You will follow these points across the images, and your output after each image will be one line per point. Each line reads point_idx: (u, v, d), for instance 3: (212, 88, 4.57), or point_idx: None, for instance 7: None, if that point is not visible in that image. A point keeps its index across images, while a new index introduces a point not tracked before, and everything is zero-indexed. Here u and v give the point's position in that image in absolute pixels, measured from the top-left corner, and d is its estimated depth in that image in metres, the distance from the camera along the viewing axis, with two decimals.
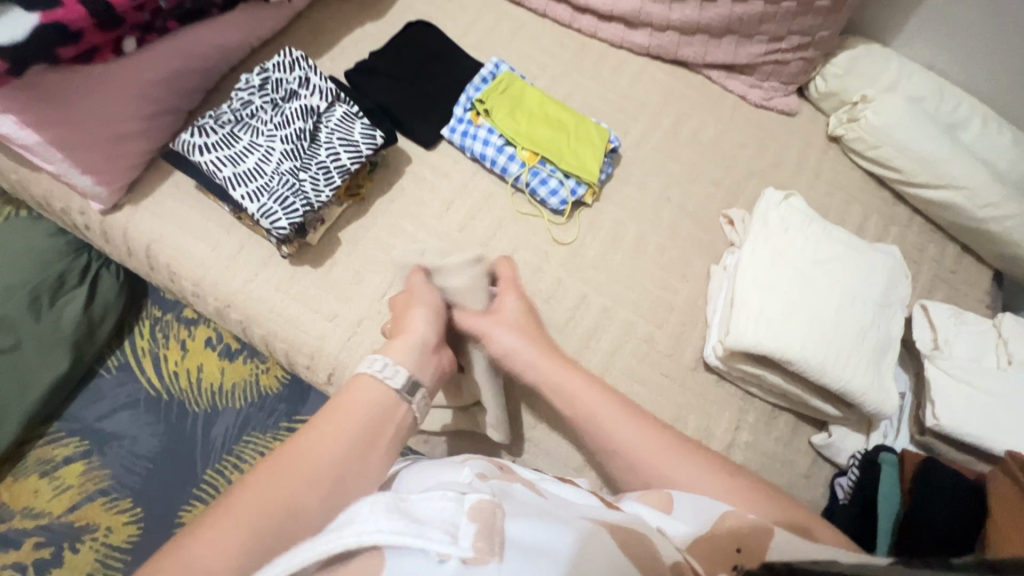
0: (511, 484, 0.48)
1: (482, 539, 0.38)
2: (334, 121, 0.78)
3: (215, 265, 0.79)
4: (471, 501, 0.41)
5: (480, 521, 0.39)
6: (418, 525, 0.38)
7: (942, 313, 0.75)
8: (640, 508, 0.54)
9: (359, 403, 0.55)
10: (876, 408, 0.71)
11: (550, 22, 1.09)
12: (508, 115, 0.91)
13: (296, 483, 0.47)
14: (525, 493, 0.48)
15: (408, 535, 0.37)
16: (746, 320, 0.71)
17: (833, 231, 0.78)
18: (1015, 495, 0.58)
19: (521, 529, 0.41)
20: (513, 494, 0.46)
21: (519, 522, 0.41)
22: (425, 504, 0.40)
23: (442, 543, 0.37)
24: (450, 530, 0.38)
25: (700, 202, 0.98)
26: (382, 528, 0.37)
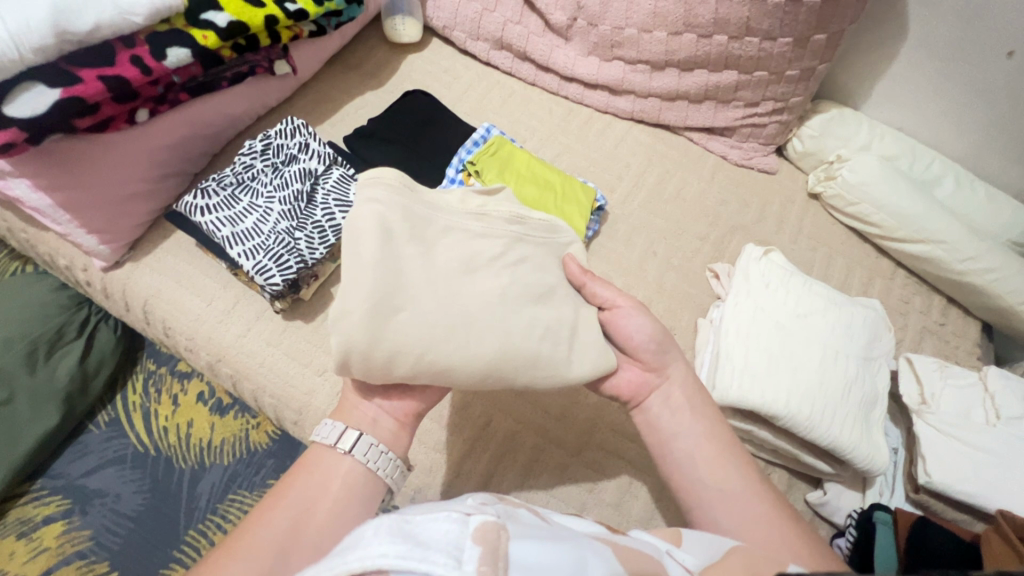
0: (517, 510, 0.45)
1: (486, 562, 0.36)
2: (331, 182, 0.83)
3: (209, 319, 0.81)
4: (476, 522, 0.38)
5: (485, 544, 0.37)
6: (422, 548, 0.36)
7: (927, 366, 0.75)
8: (649, 536, 0.51)
9: (325, 474, 0.60)
10: (868, 464, 0.70)
11: (539, 89, 1.16)
12: (497, 175, 0.95)
13: (242, 554, 0.52)
14: (533, 519, 0.45)
15: (411, 559, 0.35)
16: (730, 373, 0.71)
17: (813, 285, 0.79)
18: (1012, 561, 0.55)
19: (528, 554, 0.38)
20: (517, 516, 0.44)
21: (525, 545, 0.39)
22: (428, 525, 0.38)
23: (446, 566, 0.35)
24: (455, 553, 0.36)
25: (685, 257, 1.01)
26: (386, 552, 0.35)
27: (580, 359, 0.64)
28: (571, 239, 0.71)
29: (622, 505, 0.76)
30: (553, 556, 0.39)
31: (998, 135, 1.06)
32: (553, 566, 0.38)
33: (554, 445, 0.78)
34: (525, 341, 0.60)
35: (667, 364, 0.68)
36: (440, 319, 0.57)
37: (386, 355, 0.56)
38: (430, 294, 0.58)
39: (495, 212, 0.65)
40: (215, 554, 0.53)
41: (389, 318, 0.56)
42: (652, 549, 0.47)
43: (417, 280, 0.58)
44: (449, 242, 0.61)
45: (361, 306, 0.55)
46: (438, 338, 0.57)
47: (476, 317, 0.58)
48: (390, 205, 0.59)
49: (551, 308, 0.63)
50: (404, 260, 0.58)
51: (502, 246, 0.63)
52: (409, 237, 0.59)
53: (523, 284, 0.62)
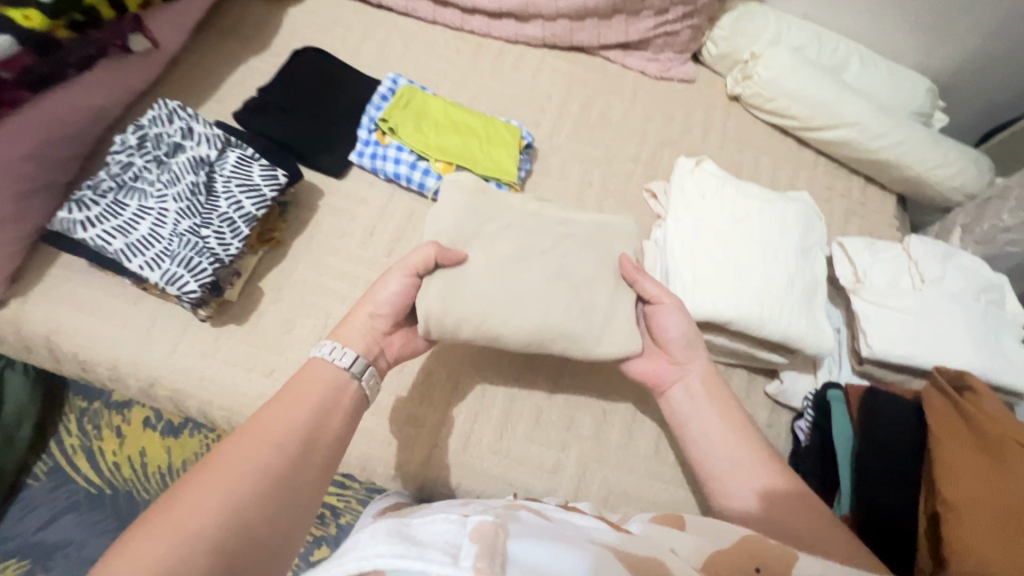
0: (518, 512, 0.47)
1: (482, 558, 0.37)
2: (230, 167, 0.73)
3: (129, 342, 0.73)
4: (474, 522, 0.40)
5: (481, 542, 0.38)
6: (420, 547, 0.38)
7: (857, 247, 0.78)
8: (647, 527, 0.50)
9: (318, 384, 0.57)
10: (817, 349, 0.73)
11: (441, 28, 1.08)
12: (415, 130, 0.88)
13: (255, 453, 0.49)
14: (535, 520, 0.46)
15: (409, 558, 0.37)
16: (681, 289, 0.72)
17: (746, 188, 0.80)
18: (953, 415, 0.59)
19: (524, 550, 0.39)
20: (518, 518, 0.45)
21: (523, 543, 0.40)
22: (429, 528, 0.40)
23: (442, 563, 0.37)
24: (452, 552, 0.38)
25: (621, 182, 1.00)
26: (385, 551, 0.38)
27: (607, 323, 0.67)
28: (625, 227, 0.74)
29: (601, 435, 0.77)
30: (548, 553, 0.39)
31: (893, 8, 1.09)
32: (548, 558, 0.39)
33: (527, 393, 0.78)
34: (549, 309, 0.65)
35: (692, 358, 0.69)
36: (491, 295, 0.64)
37: (454, 322, 0.63)
38: (492, 277, 0.65)
39: (548, 217, 0.71)
40: (223, 454, 0.48)
41: (456, 296, 0.63)
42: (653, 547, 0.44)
43: (483, 268, 0.66)
44: (507, 237, 0.68)
45: (439, 281, 0.64)
46: (491, 313, 0.64)
47: (520, 293, 0.65)
48: (463, 204, 0.68)
49: (579, 275, 0.68)
50: (473, 252, 0.67)
51: (551, 242, 0.69)
52: (476, 232, 0.68)
53: (565, 274, 0.67)
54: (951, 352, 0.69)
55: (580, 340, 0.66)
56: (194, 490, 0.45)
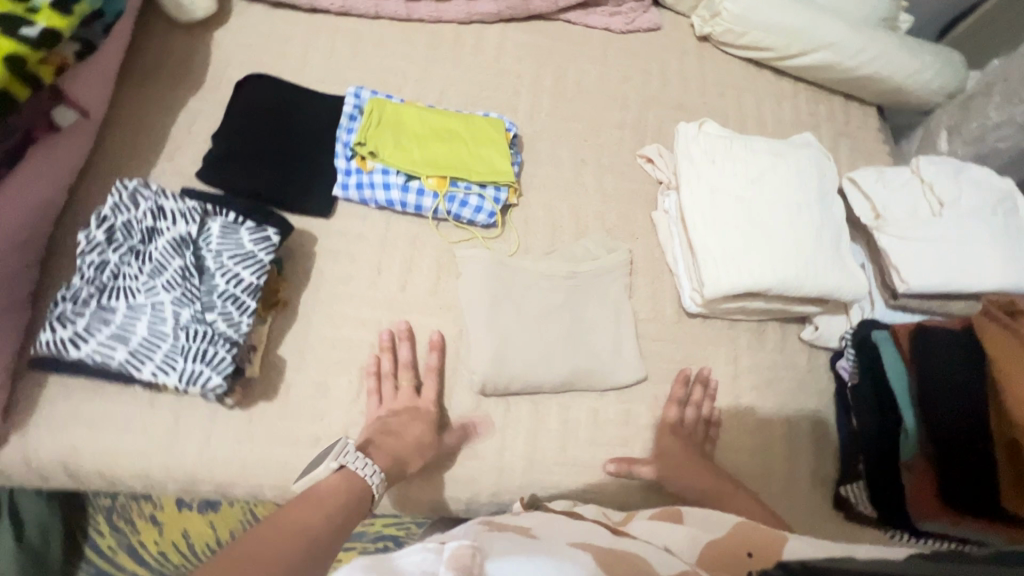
0: (490, 539, 0.49)
1: None
2: (216, 240, 0.67)
3: (155, 448, 0.67)
4: (451, 548, 0.40)
5: (462, 567, 0.39)
6: None
7: (870, 181, 0.78)
8: (647, 527, 0.57)
9: (337, 493, 0.57)
10: (857, 295, 0.73)
11: (388, 22, 0.99)
12: (396, 148, 0.81)
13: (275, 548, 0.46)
14: (509, 542, 0.48)
15: None
16: (713, 265, 0.71)
17: (753, 144, 0.78)
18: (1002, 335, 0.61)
19: (504, 568, 0.41)
20: (492, 544, 0.47)
21: (502, 564, 0.41)
22: (403, 559, 0.39)
23: None
24: None
25: (614, 153, 0.96)
26: None
27: (619, 348, 0.78)
28: (619, 261, 0.84)
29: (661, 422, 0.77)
30: (530, 568, 0.41)
31: None
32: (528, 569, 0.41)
33: (580, 398, 0.76)
34: (572, 357, 0.75)
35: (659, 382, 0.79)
36: (528, 347, 0.75)
37: (505, 376, 0.73)
38: (525, 332, 0.75)
39: (554, 268, 0.79)
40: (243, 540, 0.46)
41: (502, 355, 0.73)
42: (646, 545, 0.50)
43: (515, 326, 0.75)
44: (529, 293, 0.78)
45: (485, 346, 0.73)
46: (531, 363, 0.74)
47: (550, 340, 0.76)
48: (485, 271, 0.77)
49: (588, 312, 0.79)
50: (503, 314, 0.76)
51: (560, 291, 0.79)
52: (503, 293, 0.76)
53: (577, 315, 0.78)
54: (981, 273, 0.70)
55: (603, 366, 0.76)
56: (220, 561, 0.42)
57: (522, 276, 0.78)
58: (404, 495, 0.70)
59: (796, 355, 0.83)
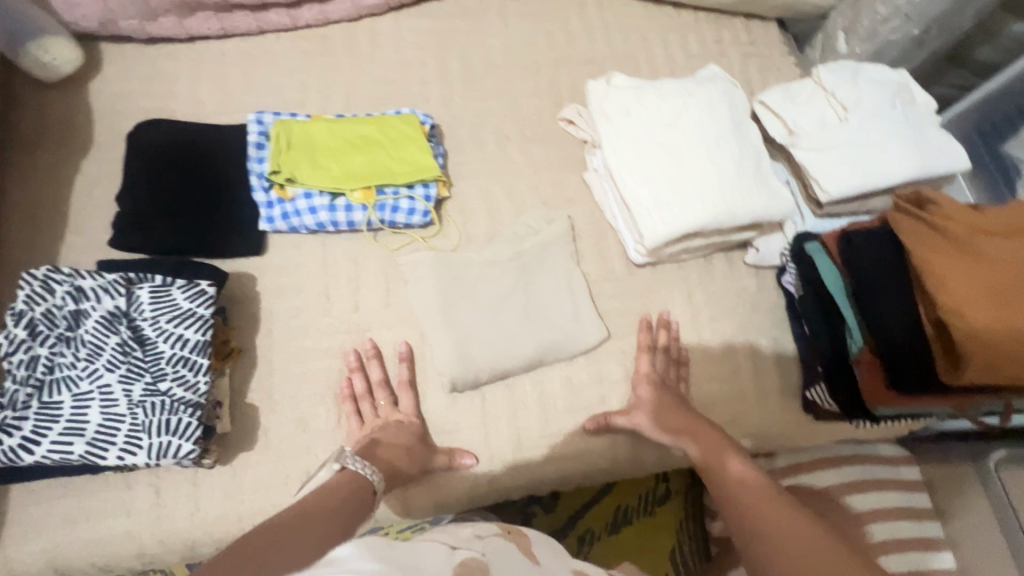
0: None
1: None
2: (147, 307, 0.64)
3: (144, 525, 0.66)
4: None
5: None
6: None
7: (779, 101, 0.80)
8: None
9: (345, 490, 0.57)
10: (786, 213, 0.76)
11: (275, 34, 0.94)
12: (312, 168, 0.79)
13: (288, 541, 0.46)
14: None
15: None
16: (648, 216, 0.73)
17: (663, 88, 0.79)
18: (929, 232, 0.61)
19: None
20: None
21: None
22: None
23: None
24: None
25: (536, 122, 0.96)
26: None
27: (579, 314, 0.80)
28: (560, 230, 0.85)
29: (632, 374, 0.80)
30: None
31: None
32: None
33: (552, 370, 0.78)
34: (534, 334, 0.77)
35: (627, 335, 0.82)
36: (490, 335, 0.76)
37: (473, 369, 0.74)
38: (484, 321, 0.77)
39: (498, 253, 0.80)
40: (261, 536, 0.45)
41: (466, 349, 0.75)
42: None
43: (472, 318, 0.76)
44: (479, 282, 0.78)
45: (447, 345, 0.74)
46: (495, 351, 0.75)
47: (510, 323, 0.77)
48: (431, 271, 0.77)
49: (541, 287, 0.80)
50: (458, 310, 0.76)
51: (509, 272, 0.80)
52: (454, 288, 0.77)
53: (530, 292, 0.80)
54: (892, 168, 0.74)
55: (566, 335, 0.78)
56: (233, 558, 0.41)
57: (470, 267, 0.79)
58: (406, 502, 0.72)
59: (744, 280, 0.87)
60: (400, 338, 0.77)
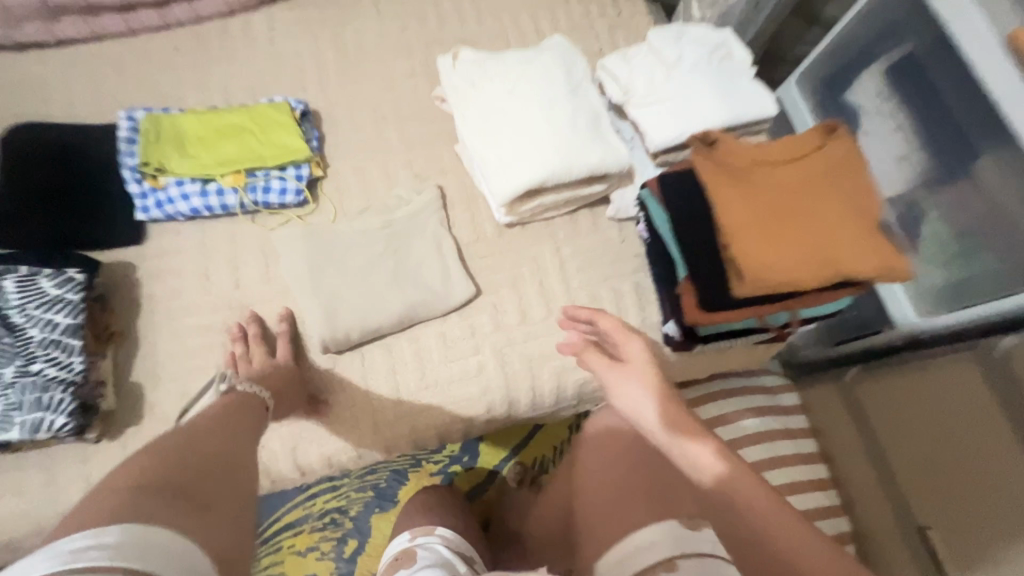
0: None
1: None
2: (16, 296, 0.70)
3: (38, 503, 0.71)
4: None
5: None
6: None
7: (615, 64, 0.88)
8: None
9: (229, 409, 0.68)
10: (622, 163, 0.84)
11: (145, 34, 0.97)
12: (182, 157, 0.84)
13: (190, 458, 0.55)
14: None
15: None
16: (493, 178, 0.81)
17: (503, 59, 0.86)
18: (709, 164, 0.73)
19: None
20: None
21: None
22: None
23: None
24: None
25: (410, 100, 1.01)
26: None
27: (448, 274, 0.86)
28: (431, 200, 0.91)
29: (505, 325, 0.87)
30: None
31: None
32: None
33: (428, 327, 0.85)
34: (405, 295, 0.84)
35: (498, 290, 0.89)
36: (361, 299, 0.83)
37: (344, 329, 0.81)
38: (355, 287, 0.83)
39: (368, 224, 0.87)
40: (147, 455, 0.54)
41: (337, 313, 0.81)
42: None
43: (344, 285, 0.83)
44: (350, 252, 0.85)
45: (319, 310, 0.81)
46: (366, 312, 0.82)
47: (381, 287, 0.84)
48: (302, 245, 0.83)
49: (412, 253, 0.87)
50: (330, 277, 0.83)
51: (379, 241, 0.86)
52: (324, 259, 0.84)
53: (402, 259, 0.86)
54: (711, 115, 0.82)
55: (436, 294, 0.85)
56: (128, 471, 0.51)
57: (342, 239, 0.85)
58: None
59: (607, 231, 0.94)
60: (280, 311, 0.82)
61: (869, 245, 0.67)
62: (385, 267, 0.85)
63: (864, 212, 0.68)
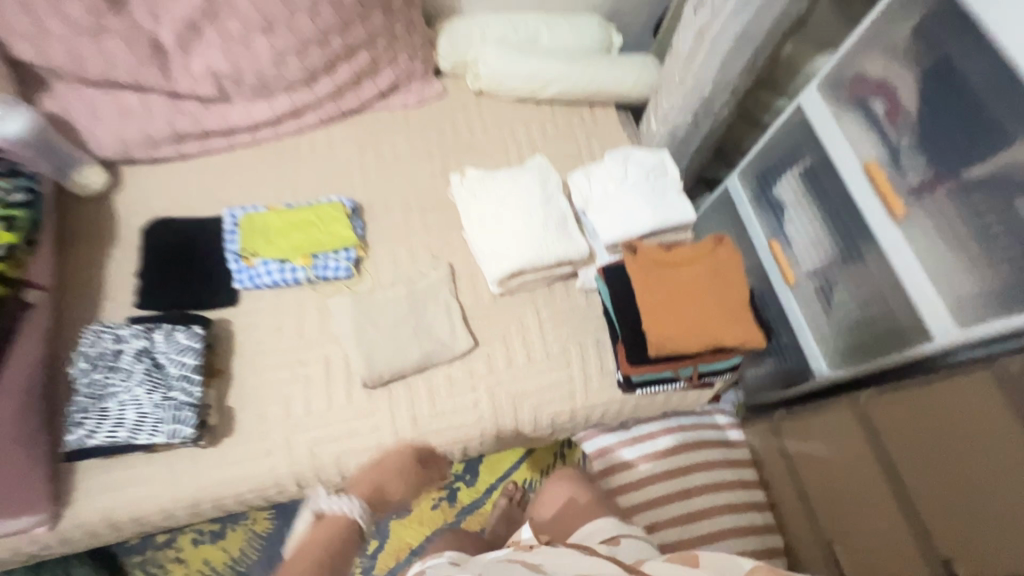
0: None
1: None
2: (161, 344, 1.04)
3: (163, 489, 1.02)
4: None
5: None
6: None
7: (579, 178, 1.20)
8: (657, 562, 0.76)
9: (326, 532, 0.78)
10: (579, 253, 1.16)
11: (241, 149, 1.34)
12: (268, 244, 1.18)
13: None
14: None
15: None
16: (489, 264, 1.16)
17: (498, 178, 1.22)
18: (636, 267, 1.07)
19: None
20: None
21: None
22: None
23: None
24: None
25: (430, 197, 1.34)
26: None
27: (454, 331, 1.17)
28: (443, 275, 1.23)
29: (495, 370, 1.17)
30: None
31: None
32: None
33: (438, 370, 1.16)
34: (422, 346, 1.14)
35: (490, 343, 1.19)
36: (390, 348, 1.13)
37: (378, 371, 1.11)
38: (387, 340, 1.14)
39: (397, 293, 1.19)
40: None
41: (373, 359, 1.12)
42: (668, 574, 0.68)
43: (378, 338, 1.14)
44: (384, 313, 1.17)
45: (360, 357, 1.12)
46: (394, 358, 1.13)
47: (405, 340, 1.15)
48: (350, 308, 1.16)
49: (428, 315, 1.18)
50: (369, 333, 1.14)
51: (405, 306, 1.18)
52: (365, 319, 1.15)
53: (420, 319, 1.17)
54: (645, 219, 1.13)
55: (444, 346, 1.15)
56: None
57: (379, 304, 1.17)
58: (338, 464, 1.07)
59: (576, 298, 1.24)
60: (332, 356, 1.14)
61: (740, 319, 1.02)
62: (408, 325, 1.16)
63: (733, 297, 1.04)
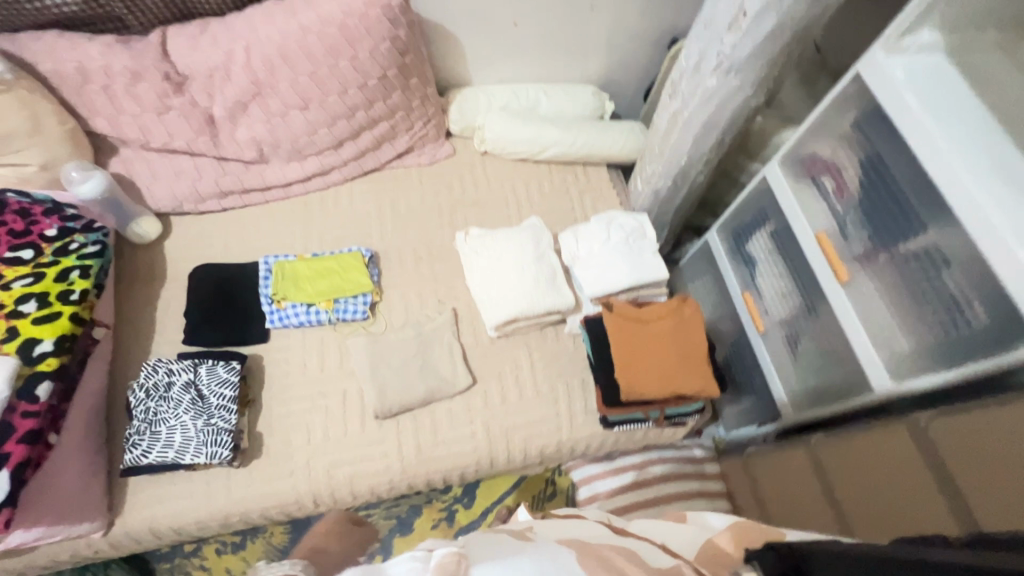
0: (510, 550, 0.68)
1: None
2: (205, 377, 1.23)
3: (199, 502, 1.18)
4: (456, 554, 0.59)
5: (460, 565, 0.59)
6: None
7: (567, 239, 1.41)
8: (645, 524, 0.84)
9: None
10: (565, 304, 1.34)
11: (274, 203, 1.53)
12: (297, 290, 1.35)
13: None
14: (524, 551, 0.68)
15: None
16: (488, 311, 1.35)
17: (497, 236, 1.41)
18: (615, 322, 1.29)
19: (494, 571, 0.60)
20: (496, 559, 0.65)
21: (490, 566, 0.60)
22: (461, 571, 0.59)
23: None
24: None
25: (438, 248, 1.52)
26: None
27: (455, 369, 1.33)
28: (447, 318, 1.40)
29: (490, 405, 1.32)
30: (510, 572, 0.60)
31: (547, 56, 1.68)
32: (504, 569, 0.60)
33: (440, 404, 1.31)
34: (426, 382, 1.31)
35: (487, 381, 1.34)
36: (399, 384, 1.30)
37: (387, 404, 1.27)
38: (396, 376, 1.30)
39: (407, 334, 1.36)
40: None
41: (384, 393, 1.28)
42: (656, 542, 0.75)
43: (389, 374, 1.30)
44: (394, 353, 1.33)
45: (373, 391, 1.28)
46: (402, 393, 1.29)
47: (412, 376, 1.31)
48: (365, 347, 1.33)
49: (432, 354, 1.34)
50: (381, 369, 1.31)
51: (413, 346, 1.35)
52: (377, 357, 1.32)
53: (426, 358, 1.33)
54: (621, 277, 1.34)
55: (446, 382, 1.32)
56: None
57: (390, 344, 1.34)
58: (351, 485, 1.23)
59: (564, 343, 1.39)
60: (348, 390, 1.30)
61: (700, 373, 1.25)
62: (415, 363, 1.32)
63: (695, 353, 1.26)
